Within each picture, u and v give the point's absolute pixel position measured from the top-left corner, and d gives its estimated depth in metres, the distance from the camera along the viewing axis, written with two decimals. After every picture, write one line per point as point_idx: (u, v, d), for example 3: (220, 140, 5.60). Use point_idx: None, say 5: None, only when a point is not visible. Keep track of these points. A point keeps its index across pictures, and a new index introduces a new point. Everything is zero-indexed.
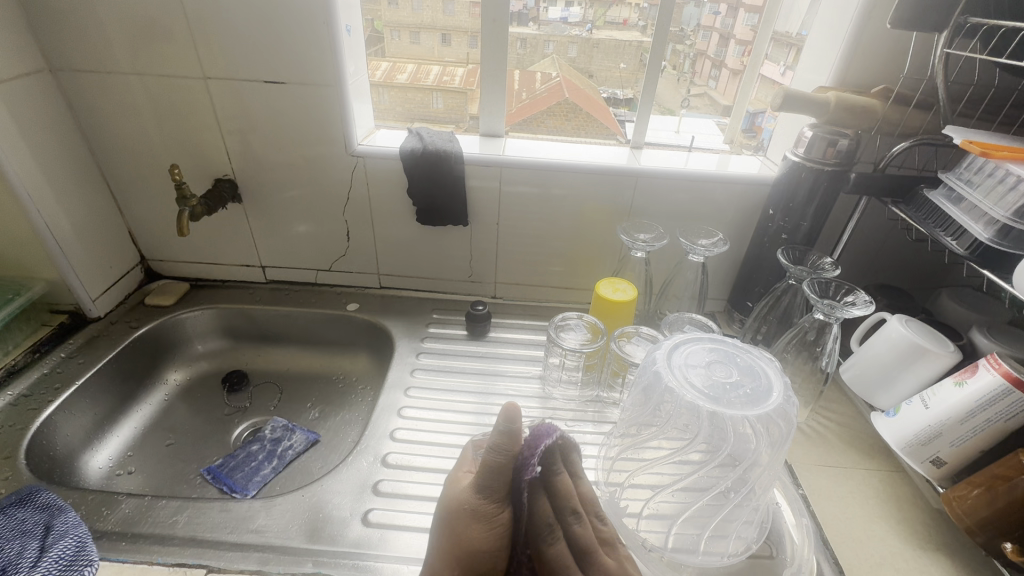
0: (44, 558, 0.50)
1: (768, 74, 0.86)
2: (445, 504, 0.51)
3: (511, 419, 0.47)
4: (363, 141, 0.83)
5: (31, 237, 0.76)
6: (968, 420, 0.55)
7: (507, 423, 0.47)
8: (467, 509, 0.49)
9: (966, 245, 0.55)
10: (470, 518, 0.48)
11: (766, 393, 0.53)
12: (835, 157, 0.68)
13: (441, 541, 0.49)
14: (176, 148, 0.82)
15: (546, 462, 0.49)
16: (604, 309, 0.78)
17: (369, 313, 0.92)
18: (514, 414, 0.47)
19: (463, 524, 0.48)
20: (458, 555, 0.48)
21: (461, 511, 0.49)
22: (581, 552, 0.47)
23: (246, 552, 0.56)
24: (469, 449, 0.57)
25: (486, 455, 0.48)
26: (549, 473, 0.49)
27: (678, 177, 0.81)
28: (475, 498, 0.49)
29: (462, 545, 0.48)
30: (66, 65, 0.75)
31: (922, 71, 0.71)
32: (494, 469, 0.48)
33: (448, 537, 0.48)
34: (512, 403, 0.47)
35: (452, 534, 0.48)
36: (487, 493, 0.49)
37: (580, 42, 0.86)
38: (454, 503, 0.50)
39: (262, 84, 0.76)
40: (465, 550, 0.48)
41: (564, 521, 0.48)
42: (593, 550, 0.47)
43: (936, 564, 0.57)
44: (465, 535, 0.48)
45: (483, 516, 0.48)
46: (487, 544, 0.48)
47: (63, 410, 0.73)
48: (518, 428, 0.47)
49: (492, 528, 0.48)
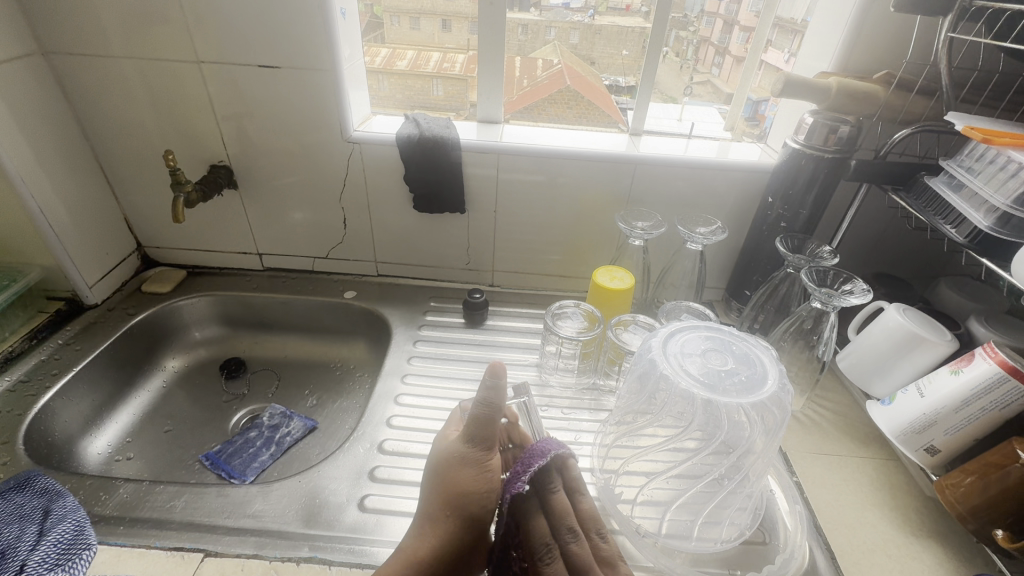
0: (42, 542, 0.50)
1: (772, 61, 0.85)
2: (436, 455, 0.55)
3: (497, 376, 0.51)
4: (359, 127, 0.82)
5: (26, 223, 0.76)
6: (963, 409, 0.55)
7: (492, 378, 0.51)
8: (457, 456, 0.53)
9: (965, 234, 0.55)
10: (461, 463, 0.52)
11: (761, 380, 0.53)
12: (836, 143, 0.67)
13: (434, 484, 0.52)
14: (171, 134, 0.81)
15: (542, 478, 0.53)
16: (603, 298, 0.77)
17: (366, 301, 0.92)
18: (500, 371, 0.51)
19: (454, 469, 0.52)
20: (449, 497, 0.51)
21: (451, 459, 0.53)
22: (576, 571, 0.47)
23: (244, 536, 0.56)
24: (459, 408, 0.61)
25: (473, 406, 0.52)
26: (545, 492, 0.52)
27: (677, 164, 0.80)
28: (464, 445, 0.53)
29: (453, 488, 0.51)
30: (58, 48, 0.74)
31: (926, 57, 0.70)
32: (482, 416, 0.52)
33: (440, 481, 0.52)
34: (497, 361, 0.51)
35: (444, 479, 0.52)
36: (475, 439, 0.53)
37: (582, 28, 0.85)
38: (444, 452, 0.54)
39: (257, 68, 0.75)
40: (457, 493, 0.51)
41: (560, 539, 0.49)
42: (582, 557, 0.48)
43: (928, 551, 0.58)
44: (454, 478, 0.52)
45: (472, 462, 0.52)
46: (476, 486, 0.51)
47: (61, 396, 0.74)
48: (503, 382, 0.51)
49: (481, 472, 0.52)
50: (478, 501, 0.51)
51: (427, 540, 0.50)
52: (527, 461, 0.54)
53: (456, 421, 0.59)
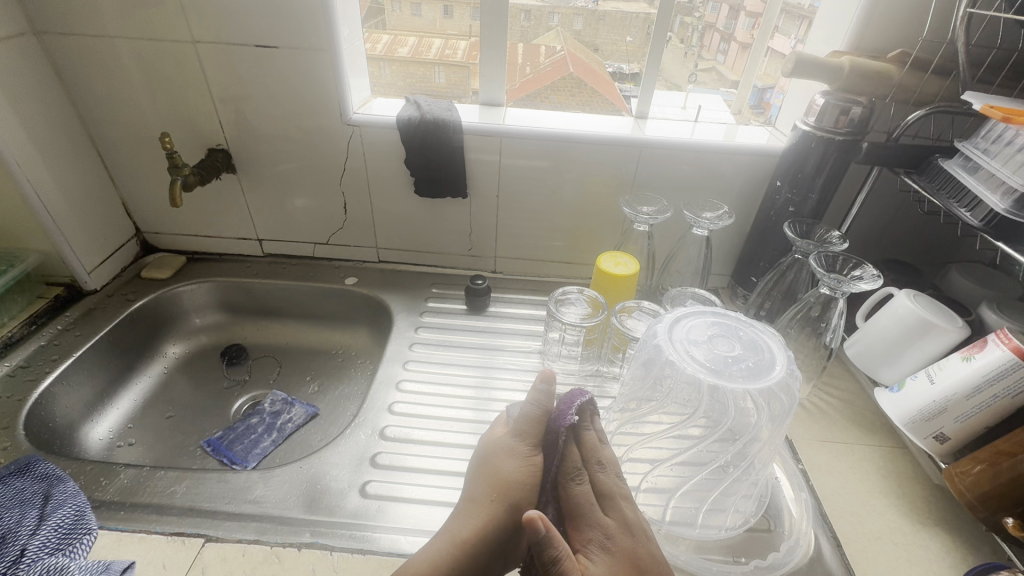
0: (43, 526, 0.50)
1: (779, 47, 0.83)
2: (483, 449, 0.55)
3: (548, 381, 0.56)
4: (358, 110, 0.81)
5: (22, 207, 0.75)
6: (974, 395, 0.54)
7: (544, 383, 0.55)
8: (504, 450, 0.54)
9: (980, 217, 0.54)
10: (507, 454, 0.53)
11: (769, 366, 0.52)
12: (848, 125, 0.65)
13: (479, 473, 0.53)
14: (168, 117, 0.80)
15: (577, 422, 0.55)
16: (606, 285, 0.76)
17: (368, 287, 0.91)
18: (551, 378, 0.56)
19: (500, 460, 0.53)
20: (495, 485, 0.51)
21: (498, 451, 0.54)
22: (601, 496, 0.51)
23: (245, 521, 0.56)
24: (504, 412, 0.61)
25: (521, 409, 0.56)
26: (580, 429, 0.55)
27: (683, 147, 0.78)
28: (512, 439, 0.55)
29: (500, 476, 0.51)
30: (51, 28, 0.72)
31: (943, 35, 0.68)
32: (529, 414, 0.55)
33: (487, 472, 0.52)
34: (548, 369, 0.56)
35: (491, 469, 0.52)
36: (523, 434, 0.55)
37: (586, 14, 0.83)
38: (490, 445, 0.55)
39: (253, 48, 0.73)
40: (502, 480, 0.51)
41: (589, 468, 0.52)
42: (613, 496, 0.51)
43: (935, 539, 0.57)
44: (499, 470, 0.52)
45: (519, 454, 0.53)
46: (522, 475, 0.52)
47: (62, 382, 0.73)
48: (553, 387, 0.56)
49: (525, 462, 0.53)
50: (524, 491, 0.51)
51: (472, 522, 0.49)
52: (562, 404, 0.56)
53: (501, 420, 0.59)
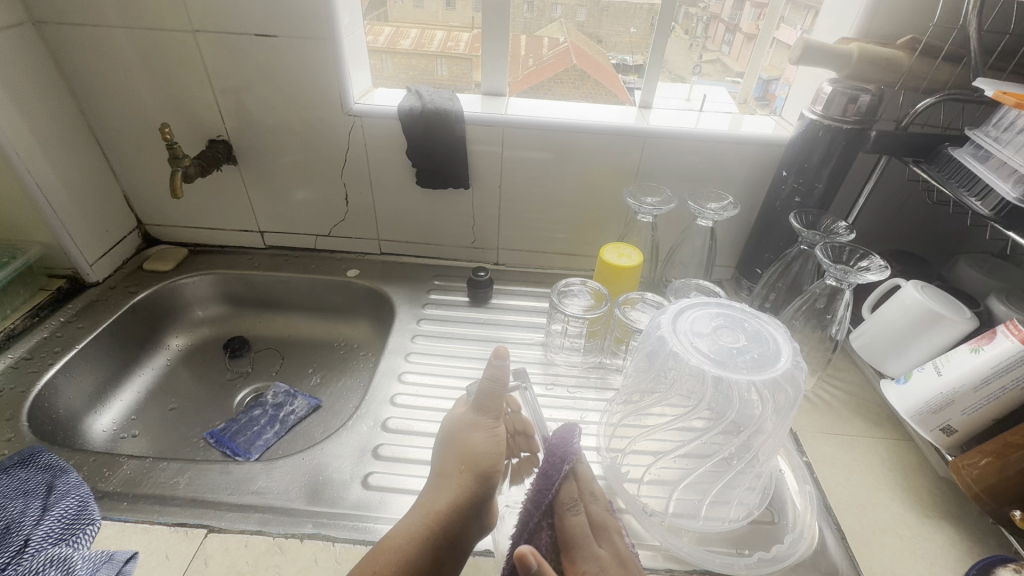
0: (46, 517, 0.50)
1: (784, 37, 0.80)
2: (448, 425, 0.57)
3: (502, 359, 0.57)
4: (359, 100, 0.80)
5: (23, 199, 0.74)
6: (982, 387, 0.53)
7: (498, 361, 0.56)
8: (468, 425, 0.56)
9: (991, 205, 0.53)
10: (473, 427, 0.55)
11: (774, 358, 0.51)
12: (855, 114, 0.64)
13: (446, 449, 0.54)
14: (168, 108, 0.79)
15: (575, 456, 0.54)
16: (609, 276, 0.76)
17: (369, 279, 0.91)
18: (504, 356, 0.57)
19: (466, 433, 0.55)
20: (463, 454, 0.53)
21: (462, 426, 0.56)
22: (596, 528, 0.50)
23: (247, 512, 0.56)
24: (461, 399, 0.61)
25: (479, 384, 0.58)
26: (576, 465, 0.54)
27: (688, 137, 0.77)
28: (474, 414, 0.57)
29: (468, 448, 0.53)
30: (49, 18, 0.71)
31: (954, 20, 0.66)
32: (488, 391, 0.57)
33: (454, 446, 0.54)
34: (501, 346, 0.57)
35: (459, 443, 0.54)
36: (483, 407, 0.57)
37: (590, 5, 0.81)
38: (454, 422, 0.57)
39: (253, 37, 0.72)
40: (470, 452, 0.53)
41: (584, 500, 0.51)
42: (607, 526, 0.50)
43: (941, 531, 0.57)
44: (465, 442, 0.54)
45: (481, 425, 0.56)
46: (488, 447, 0.54)
47: (65, 373, 0.73)
48: (508, 363, 0.57)
49: (492, 434, 0.55)
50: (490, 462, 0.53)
51: (446, 494, 0.50)
52: (560, 440, 0.54)
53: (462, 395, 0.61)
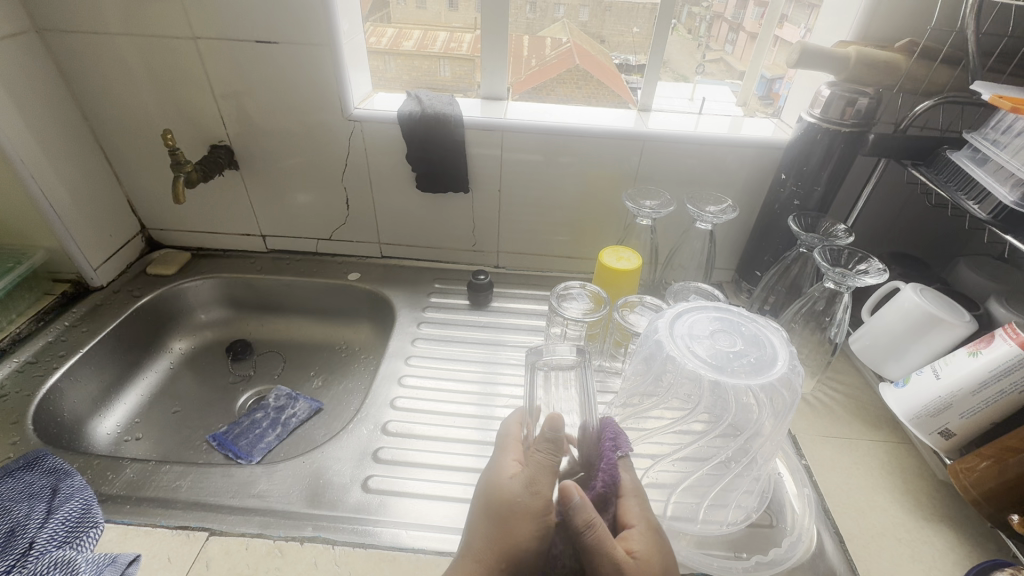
0: (51, 519, 0.51)
1: (787, 36, 0.82)
2: (487, 490, 0.46)
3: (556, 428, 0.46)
4: (360, 105, 0.81)
5: (28, 205, 0.75)
6: (980, 391, 0.53)
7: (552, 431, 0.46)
8: (517, 506, 0.44)
9: (988, 209, 0.53)
10: (521, 513, 0.44)
11: (771, 362, 0.51)
12: (854, 116, 0.64)
13: (484, 523, 0.44)
14: (171, 114, 0.80)
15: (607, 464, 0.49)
16: (608, 279, 0.76)
17: (370, 282, 0.92)
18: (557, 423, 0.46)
19: (514, 519, 0.44)
20: (504, 549, 0.43)
21: (510, 502, 0.44)
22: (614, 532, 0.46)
23: (248, 515, 0.56)
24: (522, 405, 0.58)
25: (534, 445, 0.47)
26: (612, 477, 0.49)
27: (687, 139, 0.77)
28: (529, 493, 0.45)
29: (513, 538, 0.43)
30: (53, 26, 0.72)
31: (952, 23, 0.66)
32: (544, 459, 0.46)
33: (494, 525, 0.44)
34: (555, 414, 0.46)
35: (501, 526, 0.44)
36: (539, 488, 0.45)
37: (592, 5, 0.81)
38: (498, 491, 0.46)
39: (254, 44, 0.73)
40: (516, 549, 0.43)
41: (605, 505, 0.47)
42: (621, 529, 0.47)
43: (940, 535, 0.57)
44: (509, 530, 0.43)
45: (535, 514, 0.44)
46: (533, 542, 0.43)
47: (69, 377, 0.74)
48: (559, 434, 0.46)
49: (541, 526, 0.44)
50: (532, 559, 0.43)
51: None
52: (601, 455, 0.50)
53: (517, 447, 0.50)
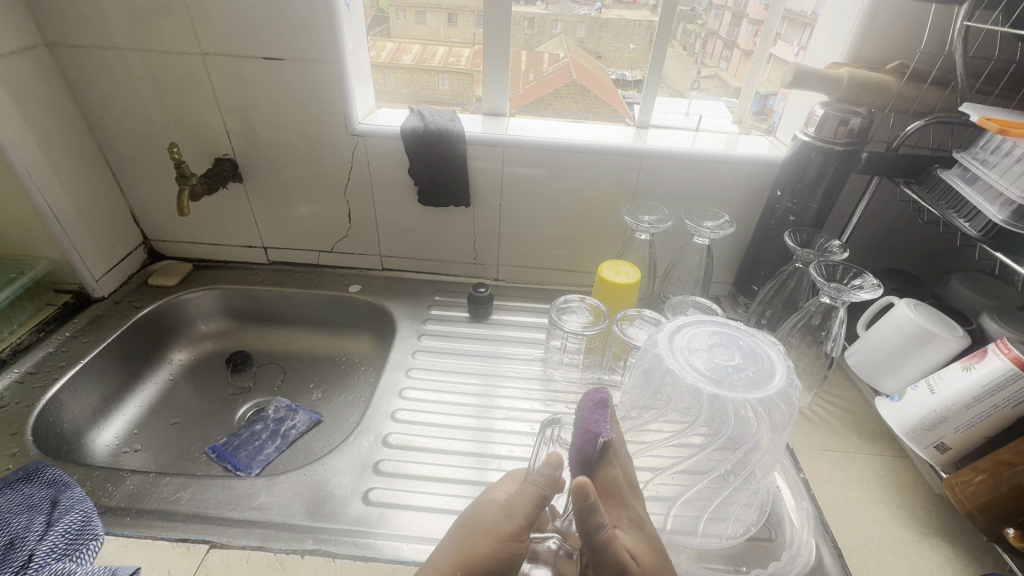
0: (50, 532, 0.51)
1: (780, 54, 0.84)
2: (469, 513, 0.48)
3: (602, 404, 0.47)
4: (364, 120, 0.82)
5: (33, 216, 0.76)
6: (974, 405, 0.54)
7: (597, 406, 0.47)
8: (488, 521, 0.45)
9: (979, 227, 0.54)
10: (488, 528, 0.45)
11: (769, 376, 0.52)
12: (847, 135, 0.66)
13: (451, 541, 0.46)
14: (177, 127, 0.81)
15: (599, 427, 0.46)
16: (607, 293, 0.77)
17: (370, 295, 0.92)
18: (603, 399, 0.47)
19: (478, 531, 0.45)
20: (462, 560, 0.43)
21: (484, 520, 0.46)
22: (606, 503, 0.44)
23: (248, 528, 0.56)
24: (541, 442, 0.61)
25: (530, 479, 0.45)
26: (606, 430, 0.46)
27: (685, 156, 0.79)
28: (500, 514, 0.45)
29: (472, 547, 0.44)
30: (63, 41, 0.74)
31: (939, 47, 0.68)
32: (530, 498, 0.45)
33: (461, 540, 0.45)
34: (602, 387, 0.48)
35: (467, 539, 0.45)
36: (515, 513, 0.44)
37: (589, 22, 0.83)
38: (478, 512, 0.47)
39: (261, 61, 0.74)
40: (472, 561, 0.43)
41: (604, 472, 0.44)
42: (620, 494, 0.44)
43: (937, 549, 0.57)
44: (470, 545, 0.44)
45: (501, 535, 0.44)
46: (495, 558, 0.43)
47: (70, 388, 0.74)
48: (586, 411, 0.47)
49: (509, 544, 0.44)
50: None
51: None
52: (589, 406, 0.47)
53: (510, 481, 0.51)
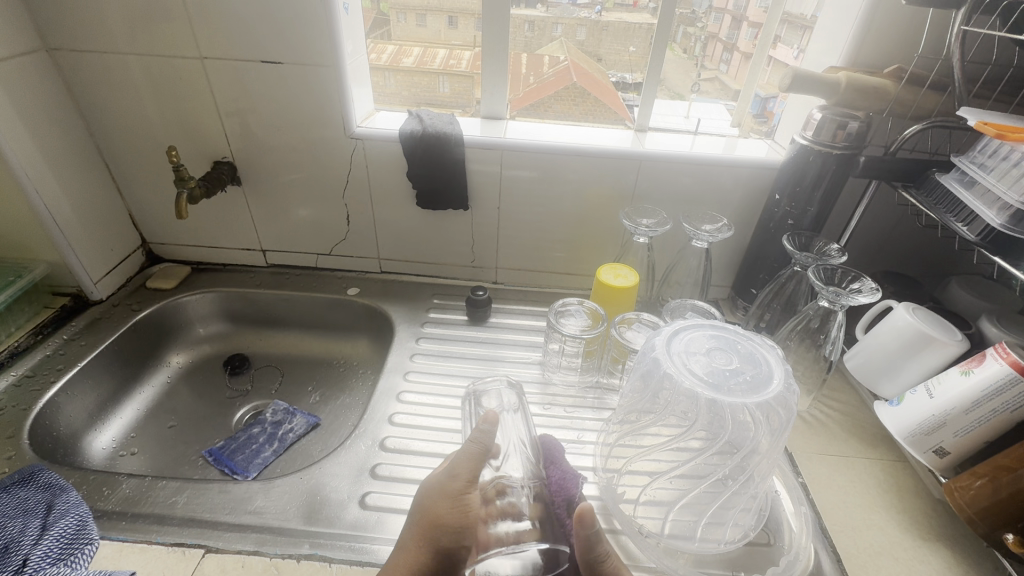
0: (45, 536, 0.51)
1: (781, 57, 0.84)
2: (422, 487, 0.50)
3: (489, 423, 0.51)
4: (362, 123, 0.82)
5: (31, 219, 0.76)
6: (973, 410, 0.54)
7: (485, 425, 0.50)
8: (436, 485, 0.49)
9: (977, 231, 0.54)
10: (439, 494, 0.48)
11: (767, 380, 0.52)
12: (845, 139, 0.66)
13: (414, 513, 0.49)
14: (176, 130, 0.81)
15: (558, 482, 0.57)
16: (605, 296, 0.77)
17: (369, 297, 0.92)
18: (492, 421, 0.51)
19: (432, 496, 0.49)
20: (424, 528, 0.47)
21: (435, 488, 0.49)
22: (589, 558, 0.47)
23: (245, 532, 0.56)
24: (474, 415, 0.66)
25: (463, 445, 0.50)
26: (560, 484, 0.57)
27: (684, 160, 0.79)
28: (446, 475, 0.49)
29: (431, 515, 0.47)
30: (63, 45, 0.74)
31: (937, 51, 0.69)
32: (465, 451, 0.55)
33: (420, 512, 0.48)
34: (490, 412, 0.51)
35: (425, 510, 0.48)
36: (458, 471, 0.49)
37: (589, 24, 0.83)
38: (427, 482, 0.50)
39: (260, 64, 0.75)
40: (433, 526, 0.47)
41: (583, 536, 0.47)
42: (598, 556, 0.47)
43: (936, 554, 0.57)
44: (429, 510, 0.48)
45: (452, 493, 0.48)
46: (455, 518, 0.47)
47: (67, 391, 0.74)
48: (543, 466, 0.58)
49: (458, 502, 0.48)
50: (456, 534, 0.47)
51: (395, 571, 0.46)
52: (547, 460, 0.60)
53: (460, 455, 0.55)
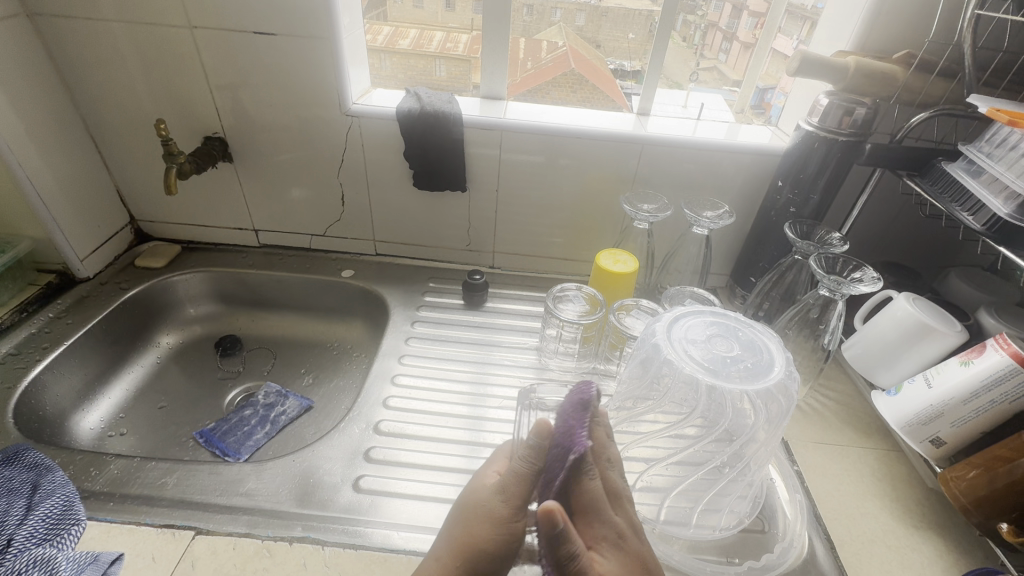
0: (30, 516, 0.49)
1: (780, 47, 0.82)
2: (464, 499, 0.47)
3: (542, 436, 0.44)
4: (358, 101, 0.80)
5: (14, 192, 0.73)
6: (972, 400, 0.54)
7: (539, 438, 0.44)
8: (483, 507, 0.45)
9: (983, 221, 0.53)
10: (484, 514, 0.45)
11: (766, 368, 0.51)
12: (851, 126, 0.64)
13: (454, 525, 0.45)
14: (166, 104, 0.79)
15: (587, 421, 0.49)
16: (605, 282, 0.76)
17: (364, 280, 0.91)
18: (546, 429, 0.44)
19: (474, 520, 0.44)
20: (461, 548, 0.43)
21: (479, 508, 0.45)
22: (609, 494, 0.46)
23: (236, 514, 0.55)
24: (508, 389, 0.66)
25: (517, 463, 0.46)
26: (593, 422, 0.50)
27: (687, 146, 0.77)
28: (495, 496, 0.45)
29: (470, 538, 0.43)
30: (45, 11, 0.71)
31: (947, 37, 0.67)
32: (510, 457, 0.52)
33: (457, 528, 0.45)
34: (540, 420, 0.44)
35: (464, 526, 0.44)
36: (508, 494, 0.45)
37: (589, 10, 0.81)
38: (472, 498, 0.47)
39: (252, 35, 0.72)
40: (472, 548, 0.43)
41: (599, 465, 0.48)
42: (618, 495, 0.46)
43: (928, 542, 0.57)
44: (469, 532, 0.44)
45: (496, 520, 0.44)
46: (497, 543, 0.43)
47: (53, 370, 0.72)
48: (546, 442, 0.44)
49: (507, 530, 0.44)
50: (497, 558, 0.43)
51: None
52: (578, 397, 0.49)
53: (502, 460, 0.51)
